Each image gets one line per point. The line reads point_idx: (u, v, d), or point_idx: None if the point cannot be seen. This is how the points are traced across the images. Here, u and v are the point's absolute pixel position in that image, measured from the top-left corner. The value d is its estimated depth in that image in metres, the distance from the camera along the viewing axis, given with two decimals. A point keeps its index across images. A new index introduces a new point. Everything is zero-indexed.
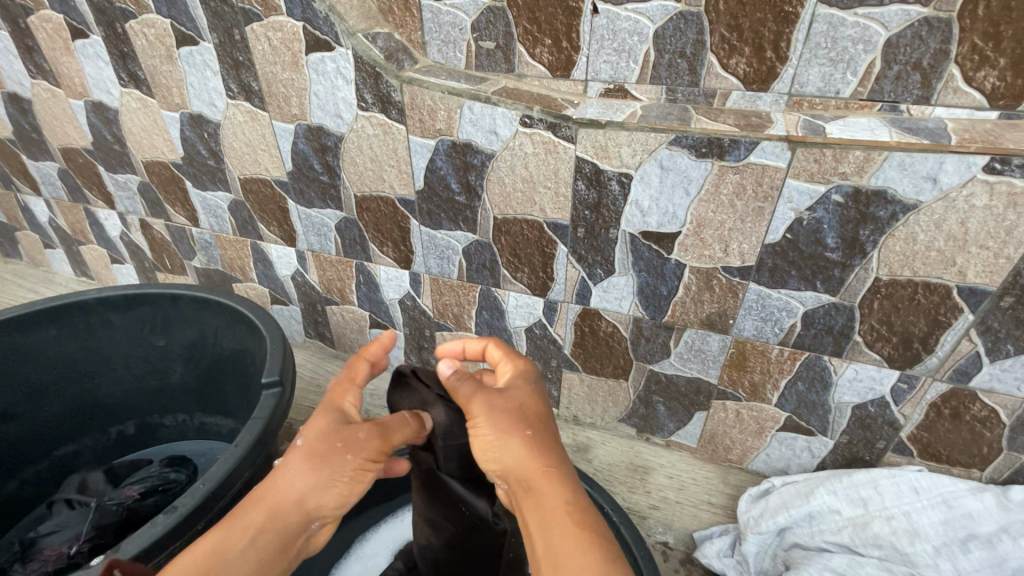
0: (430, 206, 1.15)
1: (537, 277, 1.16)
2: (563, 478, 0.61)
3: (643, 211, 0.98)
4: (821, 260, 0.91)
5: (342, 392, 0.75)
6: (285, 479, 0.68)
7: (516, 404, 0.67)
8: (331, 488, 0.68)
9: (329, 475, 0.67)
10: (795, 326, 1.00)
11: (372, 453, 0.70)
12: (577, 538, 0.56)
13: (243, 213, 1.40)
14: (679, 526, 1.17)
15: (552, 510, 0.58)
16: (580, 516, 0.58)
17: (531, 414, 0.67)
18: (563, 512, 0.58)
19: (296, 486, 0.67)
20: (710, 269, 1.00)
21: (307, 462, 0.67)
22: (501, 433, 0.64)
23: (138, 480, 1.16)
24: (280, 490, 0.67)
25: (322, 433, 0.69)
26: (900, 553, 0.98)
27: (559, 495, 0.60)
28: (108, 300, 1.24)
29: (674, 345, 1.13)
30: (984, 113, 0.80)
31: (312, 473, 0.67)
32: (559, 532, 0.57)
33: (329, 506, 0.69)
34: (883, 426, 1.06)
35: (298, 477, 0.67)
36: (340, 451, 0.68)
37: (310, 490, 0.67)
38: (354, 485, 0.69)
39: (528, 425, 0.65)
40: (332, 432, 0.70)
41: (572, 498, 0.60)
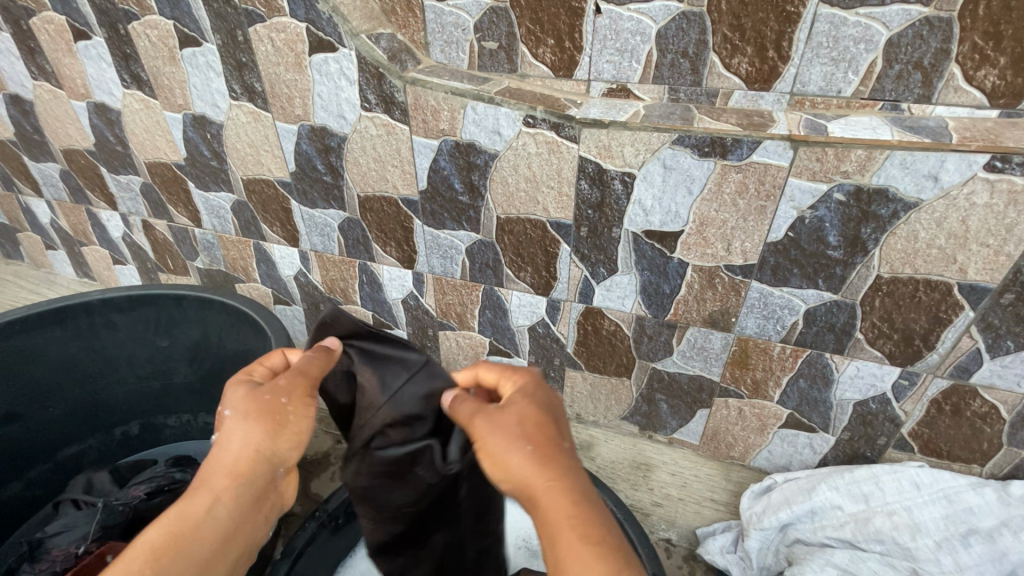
0: (433, 206, 1.16)
1: (540, 276, 1.16)
2: (569, 490, 0.60)
3: (646, 210, 0.98)
4: (823, 258, 0.92)
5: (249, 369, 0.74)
6: (226, 440, 0.65)
7: (519, 418, 0.66)
8: (277, 433, 0.67)
9: (269, 420, 0.66)
10: (797, 324, 1.01)
11: (301, 392, 0.70)
12: (591, 555, 0.55)
13: (246, 214, 1.40)
14: (682, 523, 1.18)
15: (562, 524, 0.57)
16: (587, 530, 0.57)
17: (533, 426, 0.65)
18: (567, 526, 0.57)
19: (239, 442, 0.65)
20: (712, 268, 1.00)
21: (243, 417, 0.66)
22: (504, 448, 0.63)
23: (144, 479, 1.17)
24: (227, 454, 0.65)
25: (244, 397, 0.68)
26: (902, 547, 0.99)
27: (562, 507, 0.58)
28: (111, 300, 1.24)
29: (676, 343, 1.13)
30: (984, 111, 0.81)
31: (251, 423, 0.66)
32: (568, 549, 0.56)
33: (284, 448, 0.67)
34: (884, 422, 1.07)
35: (238, 434, 0.65)
36: (272, 402, 0.68)
37: (256, 438, 0.65)
38: (302, 423, 0.69)
39: (530, 440, 0.63)
40: (253, 393, 0.68)
41: (577, 507, 0.58)
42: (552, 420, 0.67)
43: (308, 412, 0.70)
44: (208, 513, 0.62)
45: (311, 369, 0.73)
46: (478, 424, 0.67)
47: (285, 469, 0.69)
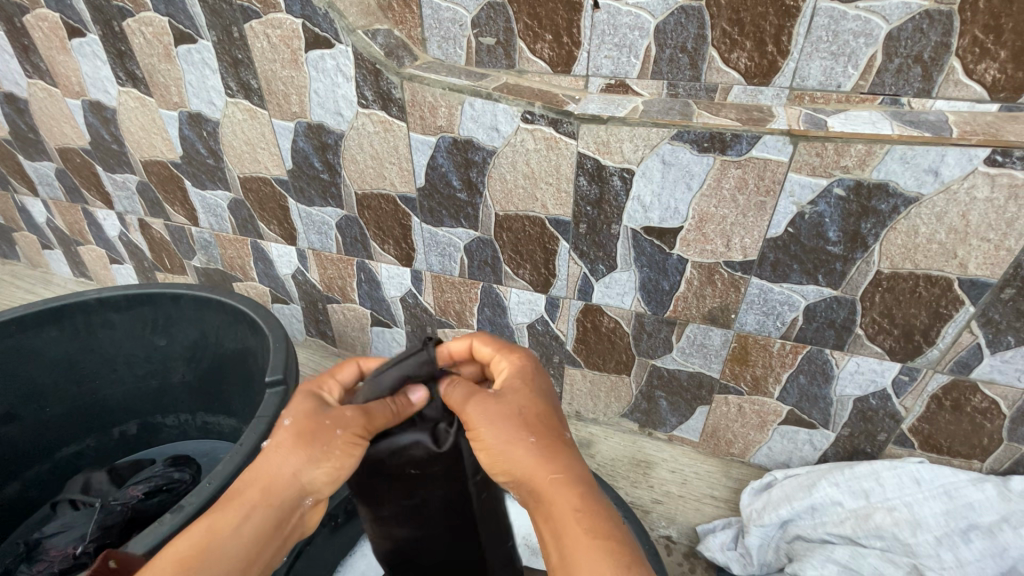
0: (431, 203, 1.15)
1: (539, 273, 1.16)
2: (573, 483, 0.60)
3: (645, 206, 0.98)
4: (823, 254, 0.92)
5: (320, 382, 0.72)
6: (273, 458, 0.63)
7: (519, 408, 0.65)
8: (319, 465, 0.64)
9: (316, 451, 0.63)
10: (797, 320, 1.01)
11: (357, 431, 0.65)
12: (597, 547, 0.55)
13: (243, 212, 1.40)
14: (682, 520, 1.17)
15: (564, 517, 0.58)
16: (592, 522, 0.57)
17: (532, 417, 0.65)
18: (573, 518, 0.57)
19: (284, 464, 0.63)
20: (712, 264, 1.00)
21: (295, 438, 0.64)
22: (505, 441, 0.63)
23: (142, 479, 1.17)
24: (269, 472, 0.63)
25: (305, 419, 0.65)
26: (902, 543, 0.99)
27: (567, 501, 0.58)
28: (108, 300, 1.23)
29: (676, 340, 1.13)
30: (984, 106, 0.80)
31: (300, 449, 0.63)
32: (575, 543, 0.56)
33: (319, 481, 0.64)
34: (884, 418, 1.07)
35: (284, 454, 0.63)
36: (327, 432, 0.64)
37: (300, 467, 0.63)
38: (345, 462, 0.65)
39: (532, 431, 0.63)
40: (317, 416, 0.66)
41: (580, 498, 0.59)
42: (552, 410, 0.67)
43: (355, 452, 0.66)
44: (236, 530, 0.61)
45: (378, 415, 0.67)
46: (471, 411, 0.66)
47: (314, 500, 0.66)
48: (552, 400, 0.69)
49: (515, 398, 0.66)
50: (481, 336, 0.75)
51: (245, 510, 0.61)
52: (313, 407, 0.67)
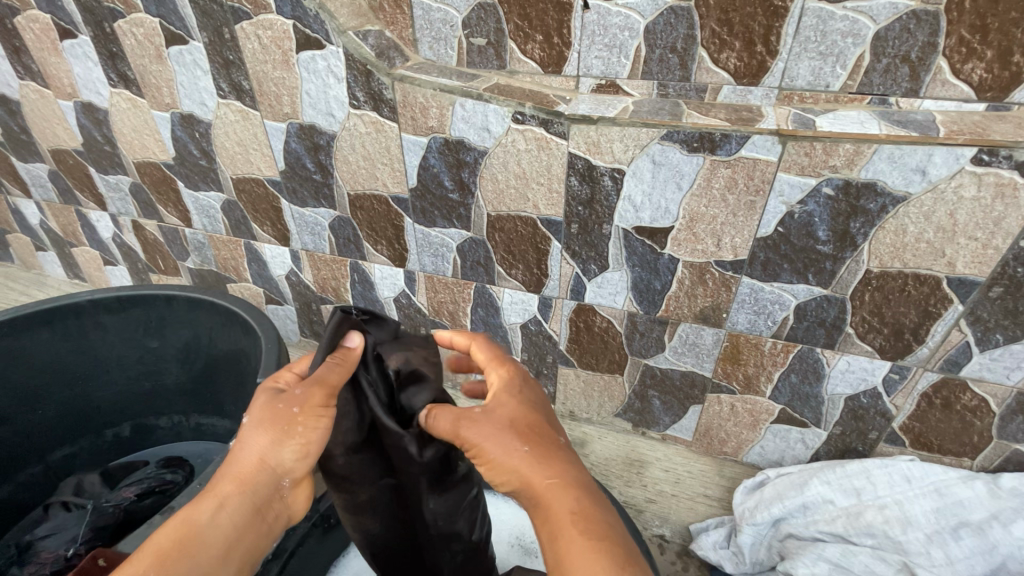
0: (424, 204, 1.15)
1: (531, 274, 1.16)
2: (568, 487, 0.59)
3: (636, 206, 0.98)
4: (813, 253, 0.92)
5: (275, 376, 0.71)
6: (241, 445, 0.64)
7: (509, 416, 0.64)
8: (286, 441, 0.64)
9: (279, 430, 0.64)
10: (788, 319, 1.01)
11: (318, 401, 0.65)
12: (593, 549, 0.53)
13: (236, 213, 1.40)
14: (676, 519, 1.18)
15: (560, 520, 0.56)
16: (586, 524, 0.56)
17: (525, 425, 0.64)
18: (568, 521, 0.56)
19: (254, 447, 0.63)
20: (703, 264, 1.00)
21: (257, 422, 0.64)
22: (498, 448, 0.61)
23: (134, 481, 1.17)
24: (238, 459, 0.64)
25: (263, 408, 0.65)
26: (893, 541, 0.99)
27: (563, 503, 0.57)
28: (101, 301, 1.23)
29: (668, 339, 1.13)
30: (972, 105, 0.81)
31: (263, 430, 0.64)
32: (569, 545, 0.54)
33: (291, 459, 0.64)
34: (875, 416, 1.07)
35: (251, 439, 0.64)
36: (285, 410, 0.64)
37: (267, 447, 0.64)
38: (312, 433, 0.65)
39: (525, 439, 0.62)
40: (273, 400, 0.66)
41: (575, 503, 0.58)
42: (544, 417, 0.66)
43: (319, 422, 0.66)
44: (213, 519, 0.60)
45: (331, 377, 0.65)
46: (468, 437, 0.62)
47: (292, 481, 0.65)
48: (550, 414, 0.68)
49: (509, 406, 0.65)
50: (477, 340, 0.75)
51: (219, 501, 0.61)
52: (266, 397, 0.67)
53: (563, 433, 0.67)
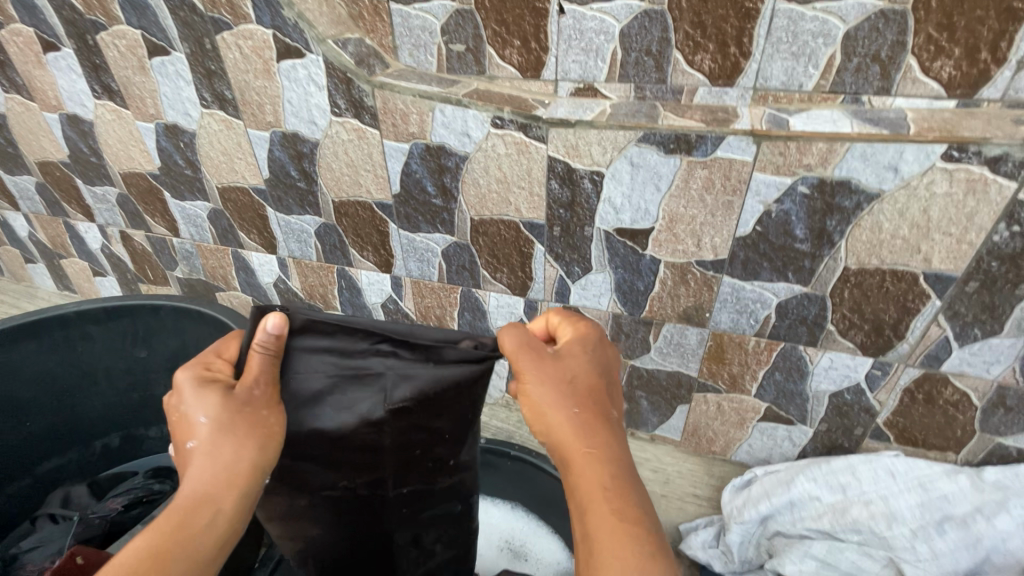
0: (407, 209, 1.16)
1: (516, 277, 1.17)
2: (606, 457, 0.63)
3: (616, 208, 0.98)
4: (791, 251, 0.93)
5: (207, 364, 0.69)
6: (215, 453, 0.63)
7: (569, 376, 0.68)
8: (269, 442, 0.68)
9: (258, 434, 0.66)
10: (770, 317, 1.02)
11: (275, 399, 0.70)
12: (614, 528, 0.58)
13: (223, 222, 1.40)
14: (666, 519, 1.19)
15: (600, 511, 0.59)
16: (618, 504, 0.59)
17: (582, 390, 0.67)
18: (601, 496, 0.60)
19: (232, 451, 0.64)
20: (684, 264, 1.01)
21: (228, 432, 0.64)
22: (552, 403, 0.66)
23: (122, 491, 1.16)
24: (216, 464, 0.63)
25: (227, 410, 0.65)
26: (879, 537, 0.99)
27: (599, 477, 0.61)
28: (87, 312, 1.23)
29: (653, 340, 1.14)
30: (942, 102, 0.82)
31: (244, 439, 0.65)
32: (606, 542, 0.57)
33: (273, 459, 0.68)
34: (860, 412, 1.08)
35: (229, 448, 0.64)
36: (253, 415, 0.67)
37: (253, 454, 0.65)
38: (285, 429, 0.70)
39: (575, 403, 0.66)
40: (233, 402, 0.65)
41: (612, 468, 0.62)
42: (603, 386, 0.69)
43: (284, 418, 0.71)
44: (208, 521, 0.61)
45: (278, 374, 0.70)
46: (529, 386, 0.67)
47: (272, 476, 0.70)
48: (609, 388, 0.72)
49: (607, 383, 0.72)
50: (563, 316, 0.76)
51: (210, 505, 0.62)
52: (224, 394, 0.65)
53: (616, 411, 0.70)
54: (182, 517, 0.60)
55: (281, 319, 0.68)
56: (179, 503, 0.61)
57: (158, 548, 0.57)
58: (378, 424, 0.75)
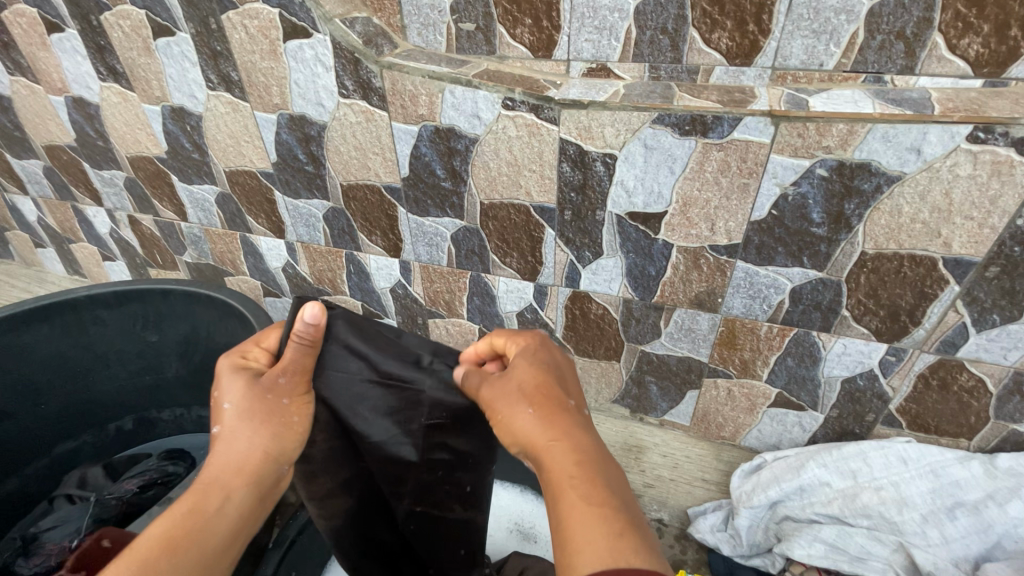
0: (416, 193, 1.15)
1: (526, 262, 1.16)
2: (573, 447, 0.58)
3: (629, 191, 0.97)
4: (807, 235, 0.91)
5: (243, 351, 0.71)
6: (232, 440, 0.64)
7: (518, 386, 0.65)
8: (284, 432, 0.68)
9: (276, 423, 0.68)
10: (783, 303, 1.01)
11: (302, 391, 0.71)
12: (588, 512, 0.52)
13: (231, 206, 1.39)
14: (674, 503, 1.21)
15: (567, 499, 0.54)
16: (586, 486, 0.54)
17: (532, 391, 0.65)
18: (568, 483, 0.55)
19: (249, 440, 0.65)
20: (697, 248, 1.00)
21: (248, 418, 0.65)
22: (509, 413, 0.63)
23: (137, 473, 1.18)
24: (231, 451, 0.64)
25: (251, 399, 0.66)
26: (888, 522, 1.00)
27: (564, 464, 0.56)
28: (98, 297, 1.24)
29: (664, 325, 1.13)
30: (968, 81, 0.79)
31: (261, 427, 0.66)
32: (576, 527, 0.51)
33: (288, 449, 0.69)
34: (872, 398, 1.07)
35: (244, 435, 0.65)
36: (276, 402, 0.68)
37: (269, 442, 0.66)
38: (304, 422, 0.71)
39: (530, 402, 0.63)
40: (258, 388, 0.67)
41: (581, 454, 0.57)
42: (553, 379, 0.66)
43: (306, 412, 0.72)
44: (220, 506, 0.60)
45: (307, 362, 0.71)
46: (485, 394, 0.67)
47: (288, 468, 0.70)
48: (561, 378, 0.68)
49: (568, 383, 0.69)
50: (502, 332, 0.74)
51: (222, 490, 0.62)
52: (250, 384, 0.67)
53: (576, 399, 0.66)
54: (201, 503, 0.60)
55: (318, 310, 0.70)
56: (195, 490, 0.61)
57: (172, 532, 0.56)
58: (404, 420, 0.79)
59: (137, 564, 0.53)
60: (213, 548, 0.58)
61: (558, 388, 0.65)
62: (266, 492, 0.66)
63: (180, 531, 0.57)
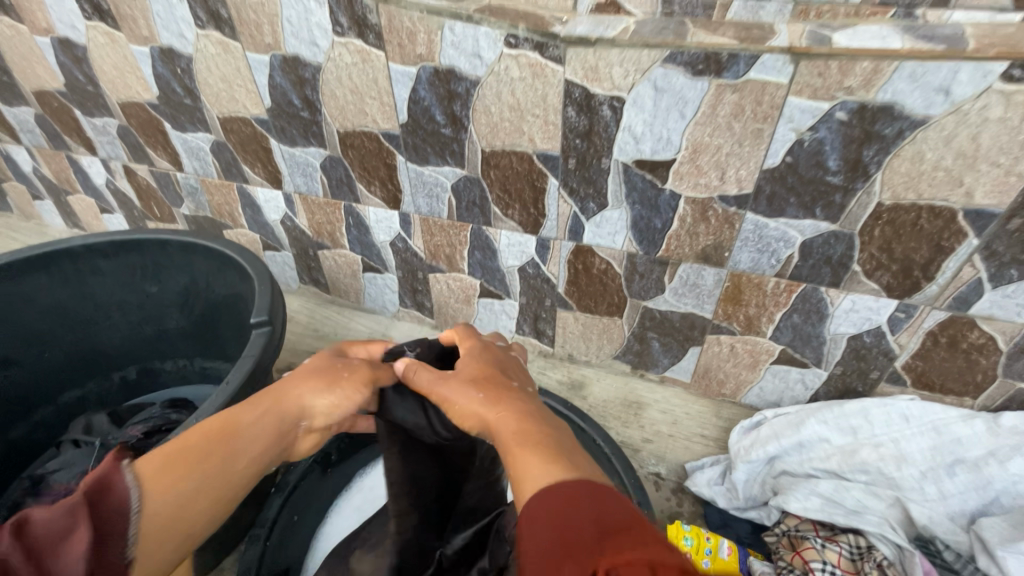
0: (415, 140, 1.10)
1: (528, 214, 1.13)
2: (524, 410, 0.65)
3: (637, 137, 0.93)
4: (821, 185, 0.87)
5: (350, 348, 0.88)
6: (287, 381, 0.75)
7: (471, 374, 0.73)
8: (327, 391, 0.75)
9: (327, 380, 0.76)
10: (792, 257, 0.98)
11: (365, 378, 0.78)
12: (542, 449, 0.58)
13: (226, 155, 1.35)
14: (672, 458, 1.21)
15: (522, 440, 0.60)
16: (536, 431, 0.61)
17: (482, 379, 0.72)
18: (516, 435, 0.61)
19: (311, 391, 0.74)
20: (705, 199, 0.96)
21: (304, 375, 0.76)
22: (459, 395, 0.70)
23: (140, 420, 1.20)
24: (282, 386, 0.74)
25: (328, 370, 0.78)
26: (886, 477, 1.00)
27: (512, 420, 0.64)
28: (95, 246, 1.22)
29: (668, 280, 1.11)
30: (1006, 16, 0.73)
31: (310, 379, 0.76)
32: (530, 456, 0.57)
33: (325, 408, 0.75)
34: (878, 356, 1.05)
35: (293, 381, 0.75)
36: (337, 371, 0.78)
37: (309, 392, 0.74)
38: (350, 402, 0.76)
39: (481, 389, 0.69)
40: (329, 362, 0.80)
41: (527, 416, 0.64)
42: (497, 370, 0.74)
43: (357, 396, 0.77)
44: (252, 422, 0.68)
45: (381, 373, 0.81)
46: (437, 390, 0.73)
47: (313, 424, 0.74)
48: (508, 369, 0.76)
49: (520, 378, 0.76)
50: (460, 329, 0.86)
51: (255, 409, 0.70)
52: (326, 363, 0.79)
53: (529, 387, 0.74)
54: (252, 414, 0.69)
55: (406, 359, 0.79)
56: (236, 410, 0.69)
57: (208, 434, 0.64)
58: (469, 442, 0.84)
59: (174, 445, 0.62)
60: (235, 449, 0.66)
61: (501, 375, 0.73)
62: (289, 441, 0.72)
63: (214, 428, 0.66)
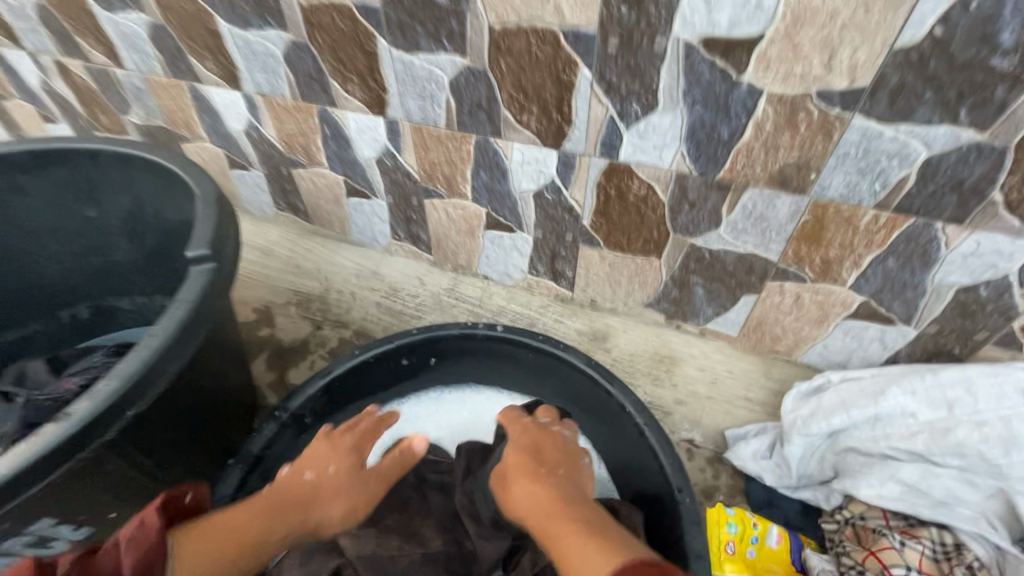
0: (400, 15, 0.82)
1: (549, 121, 0.87)
2: (577, 512, 0.65)
3: (711, 2, 0.64)
4: (979, 72, 0.60)
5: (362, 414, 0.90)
6: (320, 453, 0.80)
7: (524, 455, 0.75)
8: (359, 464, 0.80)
9: (359, 453, 0.82)
10: (906, 182, 0.73)
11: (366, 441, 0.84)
12: (600, 544, 0.58)
13: (168, 43, 1.07)
14: (709, 423, 1.03)
15: (581, 558, 0.57)
16: (582, 528, 0.61)
17: (531, 463, 0.73)
18: (575, 530, 0.61)
19: (337, 501, 0.76)
20: (798, 97, 0.69)
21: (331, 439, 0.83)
22: (514, 483, 0.71)
23: (79, 370, 1.03)
24: (313, 451, 0.79)
25: (348, 452, 0.81)
26: (989, 464, 0.80)
27: (565, 526, 0.62)
28: (12, 157, 1.00)
29: (726, 212, 0.87)
30: None
31: (343, 449, 0.81)
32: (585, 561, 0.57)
33: (360, 493, 0.78)
34: (993, 313, 0.82)
35: (337, 452, 0.80)
36: (347, 442, 0.82)
37: (345, 469, 0.78)
38: (388, 467, 0.82)
39: (539, 471, 0.71)
40: (349, 434, 0.84)
41: (583, 511, 0.65)
42: (543, 452, 0.76)
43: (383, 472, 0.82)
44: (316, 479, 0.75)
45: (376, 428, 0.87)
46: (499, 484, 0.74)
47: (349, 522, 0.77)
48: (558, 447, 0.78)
49: (550, 494, 0.68)
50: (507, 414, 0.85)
51: (306, 474, 0.75)
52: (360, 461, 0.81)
53: (573, 466, 0.75)
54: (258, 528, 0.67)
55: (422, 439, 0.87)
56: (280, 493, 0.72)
57: (282, 507, 0.70)
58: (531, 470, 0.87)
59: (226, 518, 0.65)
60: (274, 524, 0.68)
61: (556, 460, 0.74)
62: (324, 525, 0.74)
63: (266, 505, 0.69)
